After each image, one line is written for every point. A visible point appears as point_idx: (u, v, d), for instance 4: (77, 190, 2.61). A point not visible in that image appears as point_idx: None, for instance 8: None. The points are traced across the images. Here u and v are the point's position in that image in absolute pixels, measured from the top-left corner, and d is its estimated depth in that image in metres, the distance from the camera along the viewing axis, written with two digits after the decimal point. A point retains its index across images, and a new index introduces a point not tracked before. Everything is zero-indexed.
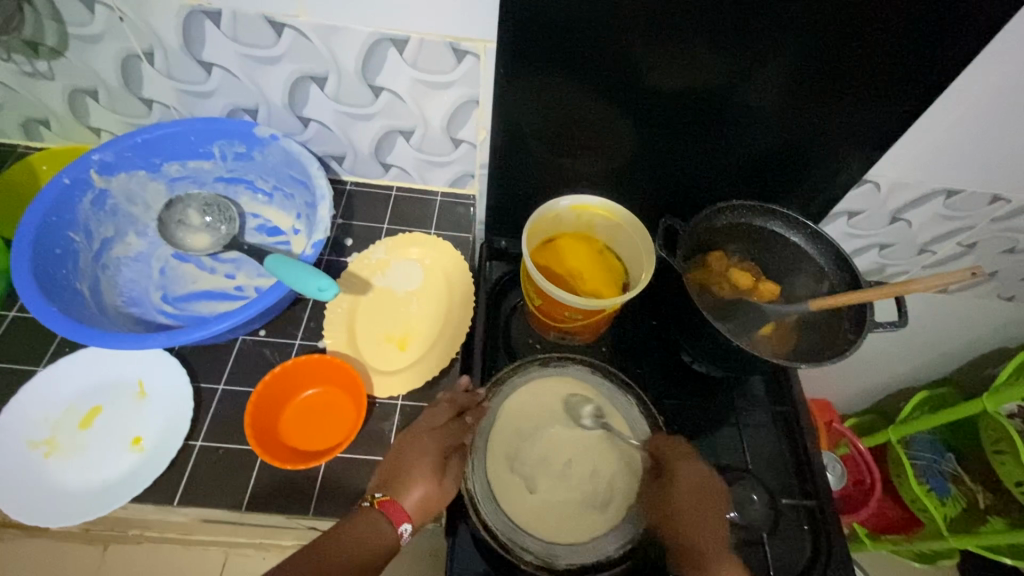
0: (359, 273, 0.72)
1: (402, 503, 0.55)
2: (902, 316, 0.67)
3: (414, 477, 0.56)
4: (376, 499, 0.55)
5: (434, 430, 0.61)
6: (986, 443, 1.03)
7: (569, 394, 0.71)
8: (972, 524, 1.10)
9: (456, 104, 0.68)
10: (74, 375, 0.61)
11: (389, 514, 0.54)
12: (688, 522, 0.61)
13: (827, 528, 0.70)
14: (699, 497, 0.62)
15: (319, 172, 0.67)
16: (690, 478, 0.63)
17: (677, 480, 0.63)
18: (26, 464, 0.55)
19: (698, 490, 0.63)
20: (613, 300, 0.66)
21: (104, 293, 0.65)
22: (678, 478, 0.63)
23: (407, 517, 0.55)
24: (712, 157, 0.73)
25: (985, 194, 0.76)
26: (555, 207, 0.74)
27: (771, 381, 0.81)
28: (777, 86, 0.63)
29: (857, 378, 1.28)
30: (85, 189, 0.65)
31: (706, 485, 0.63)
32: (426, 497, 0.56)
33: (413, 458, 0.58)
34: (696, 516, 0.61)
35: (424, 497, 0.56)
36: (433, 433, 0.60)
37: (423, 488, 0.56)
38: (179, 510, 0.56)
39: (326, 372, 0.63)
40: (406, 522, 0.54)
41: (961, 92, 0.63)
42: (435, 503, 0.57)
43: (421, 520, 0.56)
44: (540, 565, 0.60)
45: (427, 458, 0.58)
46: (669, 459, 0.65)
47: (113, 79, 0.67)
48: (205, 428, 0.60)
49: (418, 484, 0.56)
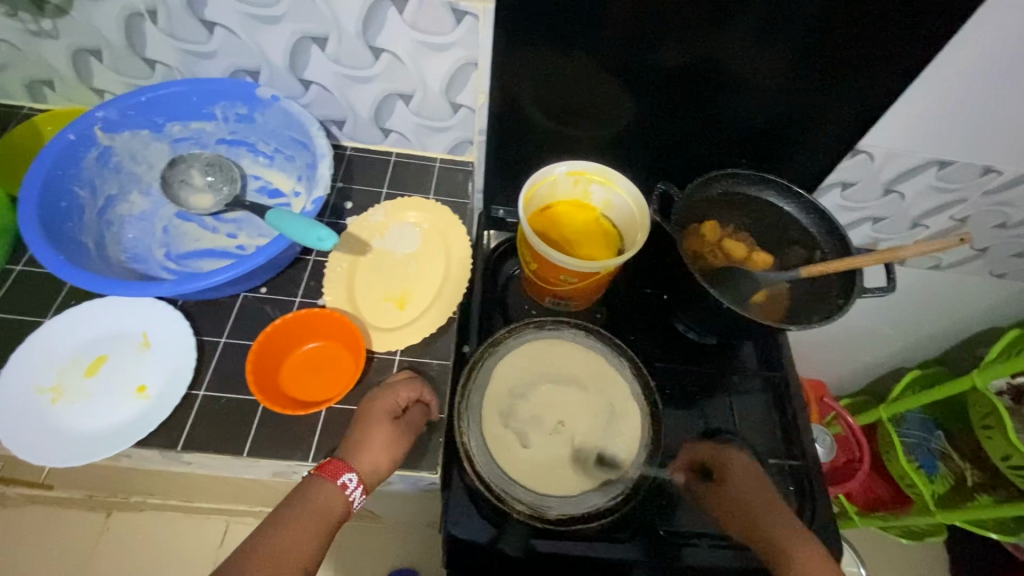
0: (358, 235, 0.73)
1: (337, 459, 0.57)
2: (891, 282, 0.68)
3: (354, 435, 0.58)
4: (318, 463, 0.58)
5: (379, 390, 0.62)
6: (974, 418, 1.04)
7: (563, 356, 0.72)
8: (958, 500, 1.12)
9: (455, 67, 0.68)
10: (80, 326, 0.63)
11: (328, 474, 0.56)
12: (755, 505, 0.65)
13: (812, 487, 0.72)
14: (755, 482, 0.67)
15: (319, 132, 0.67)
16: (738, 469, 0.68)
17: (732, 470, 0.68)
18: (33, 408, 0.57)
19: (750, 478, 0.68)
20: (607, 263, 0.67)
21: (108, 248, 0.67)
22: (732, 471, 0.68)
23: (348, 467, 0.56)
24: (709, 126, 0.74)
25: (976, 165, 0.77)
26: (552, 173, 0.75)
27: (761, 348, 0.82)
28: (772, 52, 0.64)
29: (850, 356, 1.29)
30: (90, 145, 0.67)
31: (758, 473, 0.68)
32: (374, 447, 0.58)
33: (365, 413, 0.60)
34: (761, 499, 0.65)
35: (375, 446, 0.58)
36: (389, 388, 0.62)
37: (368, 439, 0.58)
38: (183, 455, 0.58)
39: (326, 327, 0.65)
40: (348, 474, 0.56)
41: (954, 60, 0.64)
42: (386, 453, 0.58)
43: (371, 472, 0.57)
44: (532, 514, 0.62)
45: (376, 411, 0.60)
46: (719, 455, 0.70)
47: (117, 38, 0.68)
48: (208, 378, 0.62)
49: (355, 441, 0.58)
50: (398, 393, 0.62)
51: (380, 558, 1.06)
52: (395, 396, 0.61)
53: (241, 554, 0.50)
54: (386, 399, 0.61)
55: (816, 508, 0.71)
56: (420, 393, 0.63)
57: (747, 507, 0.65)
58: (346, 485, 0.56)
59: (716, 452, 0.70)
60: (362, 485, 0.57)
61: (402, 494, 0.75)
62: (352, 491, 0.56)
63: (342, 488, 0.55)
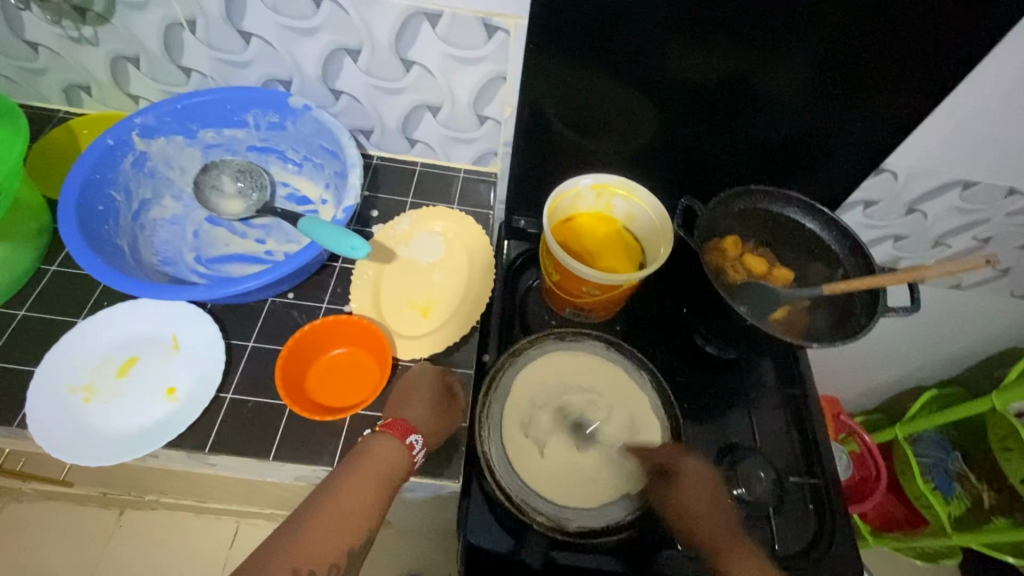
0: (384, 243, 0.74)
1: (401, 420, 0.59)
2: (916, 302, 0.68)
3: (412, 404, 0.61)
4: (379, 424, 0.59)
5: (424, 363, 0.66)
6: (993, 439, 1.03)
7: (582, 367, 0.73)
8: (975, 523, 1.11)
9: (484, 80, 0.69)
10: (113, 327, 0.64)
11: (395, 433, 0.58)
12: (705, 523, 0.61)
13: (832, 507, 0.71)
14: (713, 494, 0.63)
15: (350, 141, 0.69)
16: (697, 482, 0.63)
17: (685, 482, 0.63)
18: (66, 407, 0.58)
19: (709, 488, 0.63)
20: (631, 277, 0.68)
21: (141, 251, 0.68)
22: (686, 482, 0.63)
23: (413, 429, 0.59)
24: (732, 142, 0.75)
25: (1000, 187, 0.77)
26: (576, 185, 0.75)
27: (780, 364, 0.82)
28: (796, 71, 0.65)
29: (865, 374, 1.28)
30: (126, 150, 0.68)
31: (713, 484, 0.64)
32: (430, 415, 0.61)
33: (417, 385, 0.63)
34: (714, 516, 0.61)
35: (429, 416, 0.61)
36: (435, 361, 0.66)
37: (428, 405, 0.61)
38: (210, 457, 0.59)
39: (352, 334, 0.66)
40: (414, 434, 0.58)
41: (982, 82, 0.64)
42: (443, 420, 0.61)
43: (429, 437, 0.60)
44: (552, 527, 0.62)
45: (427, 384, 0.64)
46: (673, 460, 0.65)
47: (155, 47, 0.70)
48: (236, 381, 0.63)
49: (416, 410, 0.61)
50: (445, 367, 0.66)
51: (391, 564, 1.06)
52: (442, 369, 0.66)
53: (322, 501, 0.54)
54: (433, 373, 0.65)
55: (835, 528, 0.70)
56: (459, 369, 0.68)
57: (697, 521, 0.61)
58: (412, 445, 0.58)
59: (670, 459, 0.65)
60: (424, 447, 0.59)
61: (420, 501, 0.76)
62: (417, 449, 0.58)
63: (410, 446, 0.58)
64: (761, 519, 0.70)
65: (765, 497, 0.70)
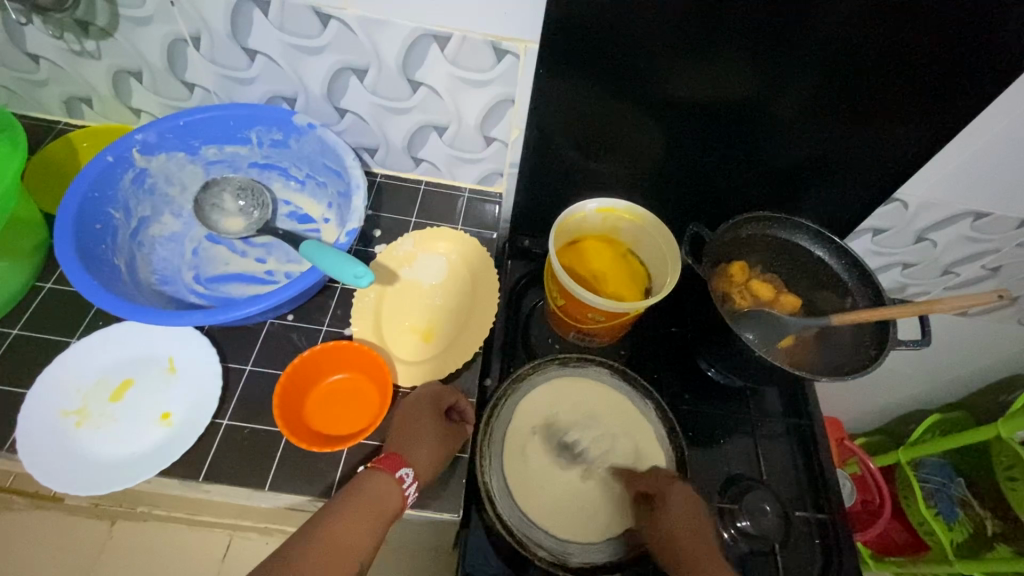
0: (387, 264, 0.73)
1: (392, 454, 0.57)
2: (926, 335, 0.67)
3: (405, 437, 0.59)
4: (370, 461, 0.57)
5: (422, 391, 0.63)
6: (999, 468, 1.01)
7: (587, 395, 0.71)
8: (978, 550, 1.10)
9: (492, 102, 0.68)
10: (107, 349, 0.62)
11: (385, 468, 0.56)
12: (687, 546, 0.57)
13: (838, 542, 0.70)
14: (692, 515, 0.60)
15: (354, 162, 0.67)
16: (679, 506, 0.61)
17: (670, 503, 0.61)
18: (56, 432, 0.57)
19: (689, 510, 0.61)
20: (637, 305, 0.67)
21: (138, 270, 0.67)
22: (671, 504, 0.61)
23: (404, 463, 0.56)
24: (742, 168, 0.74)
25: (1012, 218, 0.76)
26: (583, 209, 0.75)
27: (787, 394, 0.81)
28: (808, 99, 0.64)
29: (869, 397, 1.27)
30: (126, 167, 0.67)
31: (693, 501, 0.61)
32: (424, 446, 0.58)
33: (410, 414, 0.61)
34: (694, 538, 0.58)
35: (424, 446, 0.58)
36: (433, 387, 0.64)
37: (423, 437, 0.59)
38: (204, 485, 0.57)
39: (353, 359, 0.64)
40: (404, 467, 0.56)
41: (998, 115, 0.63)
42: (437, 454, 0.59)
43: (423, 468, 0.57)
44: (553, 562, 0.60)
45: (421, 412, 0.61)
46: (659, 484, 0.63)
47: (158, 61, 0.69)
48: (232, 406, 0.62)
49: (409, 445, 0.58)
50: (443, 394, 0.63)
51: None
52: (439, 395, 0.63)
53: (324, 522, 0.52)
54: (427, 399, 0.62)
55: (842, 567, 0.68)
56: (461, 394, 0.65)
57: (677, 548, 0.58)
58: (403, 479, 0.55)
59: (659, 486, 0.63)
60: (417, 482, 0.56)
61: (417, 528, 0.74)
62: (408, 484, 0.56)
63: (400, 481, 0.55)
64: (766, 554, 0.69)
65: (771, 531, 0.68)
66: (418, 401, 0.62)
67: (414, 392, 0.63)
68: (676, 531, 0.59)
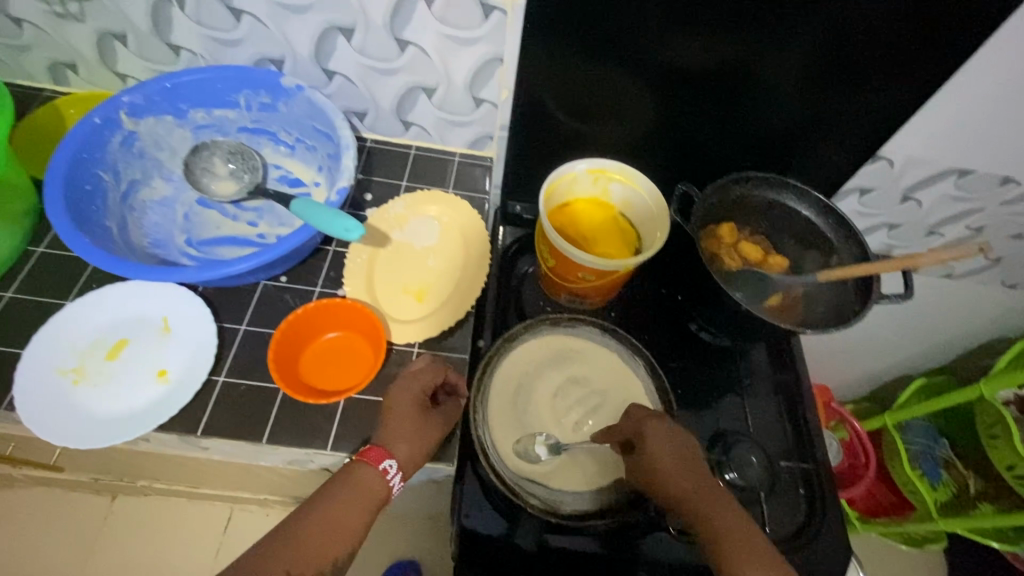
0: (378, 226, 0.73)
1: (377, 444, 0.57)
2: (908, 289, 0.68)
3: (390, 425, 0.59)
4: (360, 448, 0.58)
5: (407, 376, 0.61)
6: (981, 427, 1.03)
7: (576, 353, 0.73)
8: (961, 508, 1.12)
9: (480, 62, 0.68)
10: (102, 309, 0.63)
11: (371, 460, 0.56)
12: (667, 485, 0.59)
13: (822, 489, 0.73)
14: (682, 459, 0.60)
15: (343, 123, 0.67)
16: (662, 449, 0.60)
17: (648, 446, 0.60)
18: (55, 389, 0.57)
19: (677, 455, 0.60)
20: (626, 262, 0.67)
21: (131, 233, 0.67)
22: (651, 443, 0.60)
23: (388, 454, 0.57)
24: (730, 129, 0.74)
25: (995, 175, 0.77)
26: (572, 170, 0.75)
27: (774, 350, 0.83)
28: (794, 58, 0.64)
29: (857, 364, 1.29)
30: (114, 129, 0.67)
31: (677, 445, 0.60)
32: (408, 435, 0.58)
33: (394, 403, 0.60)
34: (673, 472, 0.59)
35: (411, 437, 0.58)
36: (415, 373, 0.61)
37: (405, 428, 0.58)
38: (203, 440, 0.59)
39: (346, 318, 0.65)
40: (388, 459, 0.56)
41: (982, 69, 0.63)
42: (420, 442, 0.59)
43: (410, 460, 0.57)
44: (546, 510, 0.63)
45: (406, 402, 0.59)
46: (635, 427, 0.62)
47: (143, 23, 0.68)
48: (228, 364, 0.62)
49: (394, 433, 0.58)
50: (426, 379, 0.61)
51: (386, 545, 1.09)
52: (421, 382, 0.61)
53: (323, 500, 0.54)
54: (413, 386, 0.60)
55: (825, 516, 0.71)
56: (446, 375, 0.62)
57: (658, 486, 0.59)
58: (386, 471, 0.56)
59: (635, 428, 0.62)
60: (401, 472, 0.57)
61: (412, 484, 0.76)
62: (394, 477, 0.57)
63: (384, 474, 0.56)
64: (753, 503, 0.70)
65: (755, 480, 0.70)
66: (401, 387, 0.60)
67: (401, 378, 0.61)
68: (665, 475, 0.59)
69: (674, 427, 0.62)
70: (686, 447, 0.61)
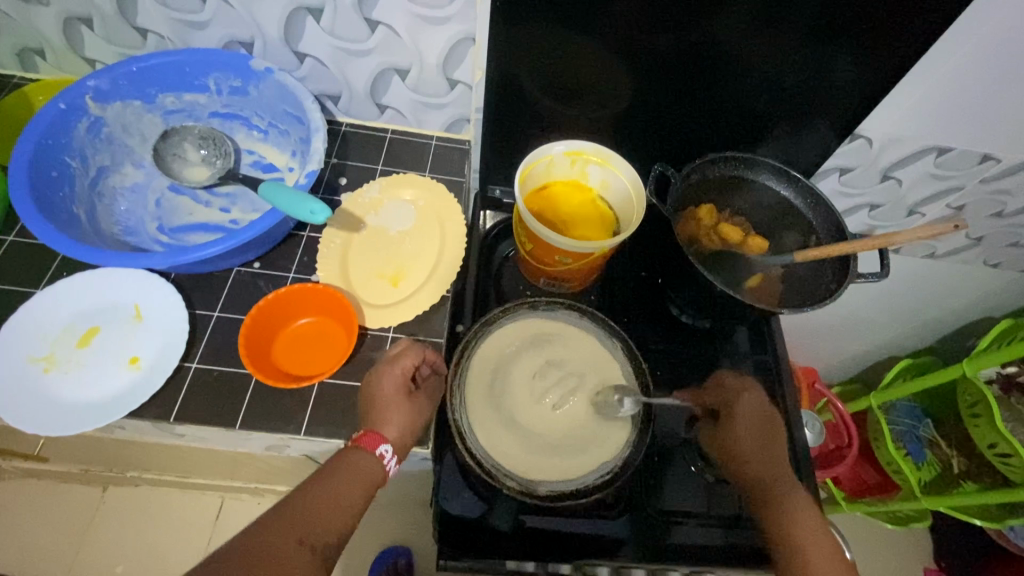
0: (352, 211, 0.73)
1: (372, 431, 0.58)
2: (884, 268, 0.68)
3: (380, 411, 0.59)
4: (353, 437, 0.58)
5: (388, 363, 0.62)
6: (963, 406, 1.04)
7: (555, 336, 0.73)
8: (946, 487, 1.13)
9: (452, 41, 0.67)
10: (74, 297, 0.62)
11: (366, 446, 0.57)
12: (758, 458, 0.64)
13: (799, 469, 0.73)
14: (764, 431, 0.66)
15: (313, 105, 0.66)
16: (750, 420, 0.66)
17: (738, 415, 0.66)
18: (26, 377, 0.57)
19: (762, 427, 0.66)
20: (602, 244, 0.67)
21: (101, 220, 0.67)
22: (742, 413, 0.66)
23: (384, 440, 0.58)
24: (708, 109, 0.73)
25: (974, 152, 0.77)
26: (549, 152, 0.74)
27: (754, 332, 0.83)
28: (770, 34, 0.63)
29: (844, 345, 1.29)
30: (80, 115, 0.66)
31: (764, 419, 0.67)
32: (400, 420, 0.59)
33: (379, 390, 0.60)
34: (761, 442, 0.65)
35: (402, 422, 0.60)
36: (394, 359, 0.62)
37: (396, 414, 0.59)
38: (175, 426, 0.58)
39: (319, 303, 0.65)
40: (383, 445, 0.57)
41: (957, 45, 0.63)
42: (412, 425, 0.60)
43: (402, 444, 0.59)
44: (521, 491, 0.63)
45: (393, 389, 0.60)
46: (728, 397, 0.68)
47: (107, 6, 0.67)
48: (200, 351, 0.62)
49: (387, 417, 0.59)
50: (406, 363, 0.62)
51: (375, 530, 1.10)
52: (404, 367, 0.61)
53: (322, 477, 0.54)
54: (397, 372, 0.61)
55: (801, 494, 0.72)
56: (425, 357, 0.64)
57: (748, 458, 0.64)
58: (383, 455, 0.57)
59: (723, 398, 0.69)
60: (397, 456, 0.58)
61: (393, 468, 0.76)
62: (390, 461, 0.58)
63: (381, 459, 0.57)
64: None
65: None
66: (384, 375, 0.61)
67: (381, 366, 0.62)
68: (748, 445, 0.65)
69: (762, 400, 0.68)
70: (770, 421, 0.67)
